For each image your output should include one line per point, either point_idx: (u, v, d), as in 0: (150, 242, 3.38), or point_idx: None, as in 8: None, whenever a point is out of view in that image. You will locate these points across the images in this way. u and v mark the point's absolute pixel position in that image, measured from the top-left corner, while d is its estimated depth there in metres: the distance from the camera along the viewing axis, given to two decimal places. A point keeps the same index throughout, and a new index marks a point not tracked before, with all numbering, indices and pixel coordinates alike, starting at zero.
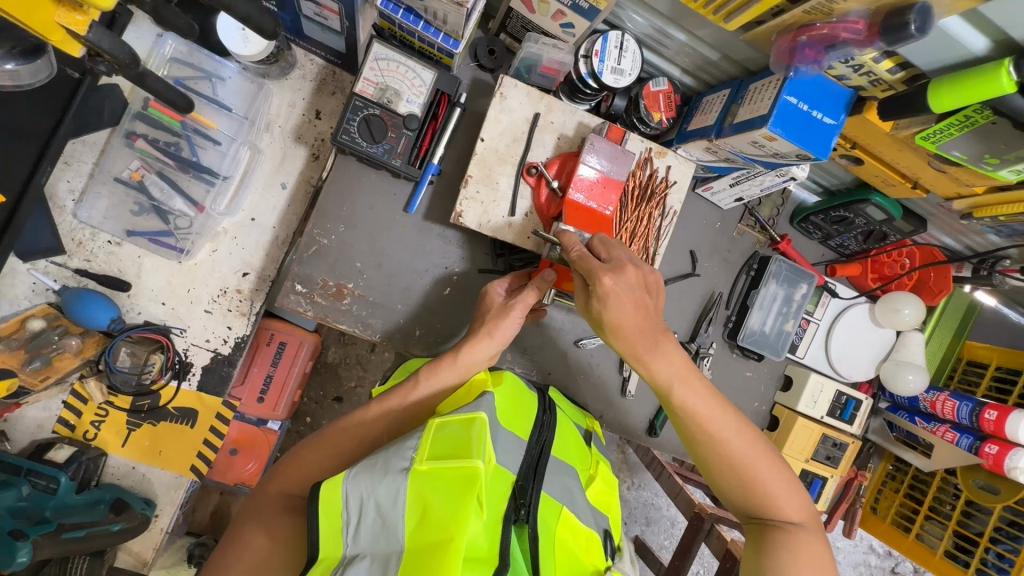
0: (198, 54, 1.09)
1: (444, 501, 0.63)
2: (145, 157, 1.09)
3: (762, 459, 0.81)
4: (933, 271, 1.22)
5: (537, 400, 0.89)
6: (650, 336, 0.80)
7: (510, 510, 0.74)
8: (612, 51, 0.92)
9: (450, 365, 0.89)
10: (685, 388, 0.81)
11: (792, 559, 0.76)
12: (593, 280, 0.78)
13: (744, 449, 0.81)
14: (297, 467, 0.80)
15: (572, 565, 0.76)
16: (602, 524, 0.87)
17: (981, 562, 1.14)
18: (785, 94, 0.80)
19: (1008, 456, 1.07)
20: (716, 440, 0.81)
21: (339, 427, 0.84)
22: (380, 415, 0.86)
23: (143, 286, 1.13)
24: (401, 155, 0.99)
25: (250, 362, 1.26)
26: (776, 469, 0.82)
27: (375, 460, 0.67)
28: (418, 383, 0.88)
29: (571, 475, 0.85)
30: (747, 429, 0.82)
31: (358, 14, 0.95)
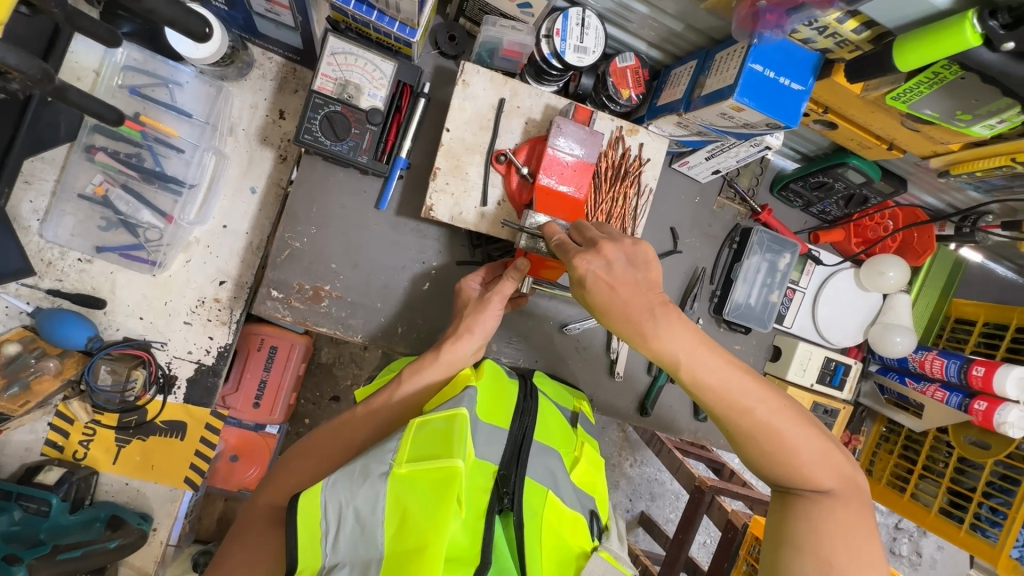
0: (152, 60, 1.05)
1: (424, 505, 0.63)
2: (108, 170, 1.06)
3: (785, 426, 0.76)
4: (917, 232, 1.21)
5: (516, 387, 0.89)
6: (644, 306, 0.75)
7: (493, 501, 0.75)
8: (574, 28, 0.89)
9: (435, 363, 0.87)
10: (695, 360, 0.75)
11: (813, 528, 0.72)
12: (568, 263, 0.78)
13: (766, 418, 0.75)
14: (285, 476, 0.79)
15: (561, 550, 0.77)
16: (588, 505, 0.87)
17: (974, 517, 1.15)
18: (751, 63, 0.78)
19: (997, 411, 1.07)
20: (736, 411, 0.75)
21: (324, 433, 0.83)
22: (366, 419, 0.83)
23: (119, 301, 1.11)
24: (367, 151, 0.96)
25: (242, 370, 1.25)
26: (803, 435, 0.76)
27: (353, 466, 0.66)
28: (402, 383, 0.86)
29: (555, 456, 0.85)
30: (769, 394, 0.76)
31: (310, 8, 0.92)
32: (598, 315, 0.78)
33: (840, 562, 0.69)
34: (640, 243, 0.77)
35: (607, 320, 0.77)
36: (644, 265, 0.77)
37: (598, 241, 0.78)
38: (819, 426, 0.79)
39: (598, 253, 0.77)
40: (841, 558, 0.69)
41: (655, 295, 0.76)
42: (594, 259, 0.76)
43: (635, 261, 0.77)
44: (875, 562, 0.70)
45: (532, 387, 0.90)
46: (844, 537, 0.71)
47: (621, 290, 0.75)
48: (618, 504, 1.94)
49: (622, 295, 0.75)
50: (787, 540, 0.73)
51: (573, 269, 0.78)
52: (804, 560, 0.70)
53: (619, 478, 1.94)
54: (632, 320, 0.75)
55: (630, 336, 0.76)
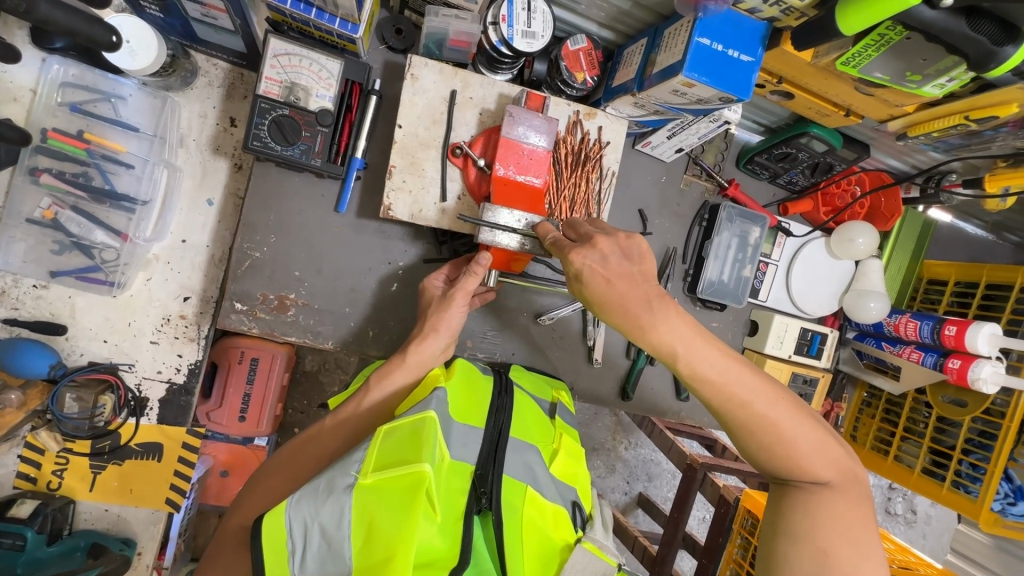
0: (91, 75, 1.01)
1: (391, 514, 0.62)
2: (55, 192, 1.00)
3: (784, 418, 0.71)
4: (884, 195, 1.21)
5: (491, 382, 0.88)
6: (641, 299, 0.72)
7: (471, 503, 0.75)
8: (520, 13, 0.86)
9: (401, 367, 0.86)
10: (694, 352, 0.70)
11: (809, 519, 0.69)
12: (565, 260, 0.76)
13: (765, 411, 0.71)
14: (257, 493, 0.78)
15: (544, 545, 0.76)
16: (569, 496, 0.86)
17: (955, 474, 1.16)
18: (697, 36, 0.76)
19: (971, 368, 1.08)
20: (735, 405, 0.71)
21: (295, 446, 0.82)
22: (334, 429, 0.82)
23: (80, 326, 1.09)
24: (320, 153, 0.94)
25: (225, 384, 1.21)
26: (804, 427, 0.72)
27: (318, 482, 0.65)
28: (370, 389, 0.85)
29: (533, 451, 0.84)
30: (766, 386, 0.72)
31: (247, 10, 0.89)
32: (595, 311, 0.75)
33: (837, 553, 0.67)
34: (635, 238, 0.76)
35: (603, 314, 0.74)
36: (641, 259, 0.75)
37: (593, 236, 0.77)
38: (817, 416, 0.75)
39: (593, 247, 0.76)
40: (839, 549, 0.67)
41: (651, 287, 0.73)
42: (592, 254, 0.74)
43: (630, 257, 0.75)
44: (873, 553, 0.68)
45: (507, 382, 0.89)
46: (841, 530, 0.68)
47: (618, 283, 0.73)
48: (615, 487, 1.95)
49: (619, 288, 0.73)
50: (782, 532, 0.71)
51: (569, 265, 0.76)
52: (800, 552, 0.68)
53: (614, 461, 1.95)
54: (629, 312, 0.72)
55: (627, 329, 0.73)
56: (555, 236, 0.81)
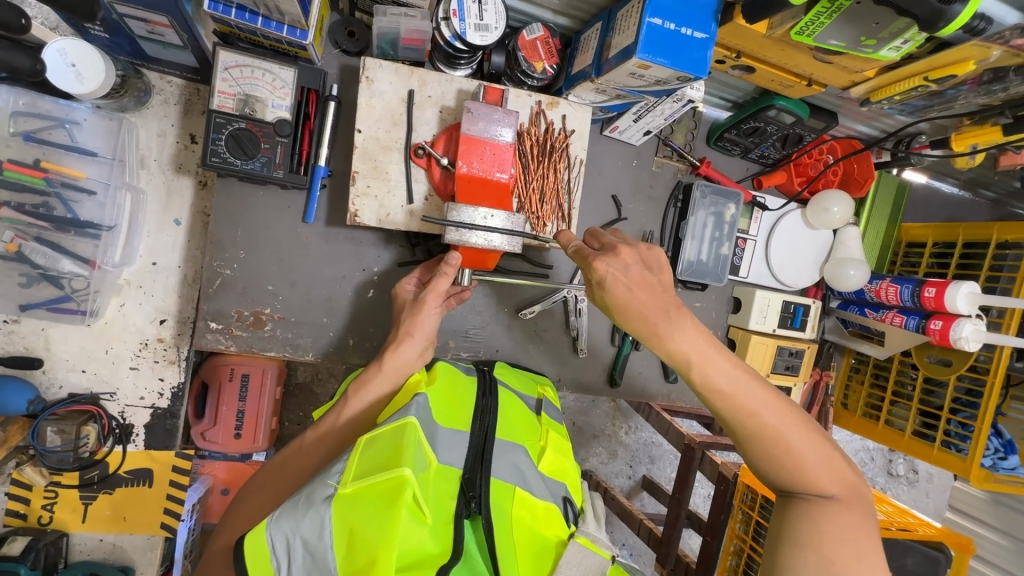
0: (41, 102, 0.97)
1: (372, 520, 0.62)
2: (16, 225, 0.97)
3: (792, 433, 0.72)
4: (856, 161, 1.20)
5: (474, 385, 0.88)
6: (660, 308, 0.75)
7: (460, 506, 0.74)
8: (471, 6, 0.85)
9: (379, 376, 0.86)
10: (706, 361, 0.74)
11: (815, 528, 0.68)
12: (589, 268, 0.77)
13: (773, 423, 0.72)
14: (240, 511, 0.79)
15: (535, 543, 0.76)
16: (559, 492, 0.86)
17: (945, 434, 1.16)
18: (648, 17, 0.75)
19: (952, 328, 1.08)
20: (747, 415, 0.73)
21: (279, 463, 0.82)
22: (315, 444, 0.82)
23: (56, 357, 1.08)
24: (282, 165, 0.92)
25: (217, 403, 1.18)
26: (808, 436, 0.73)
27: (297, 498, 0.64)
28: (349, 401, 0.85)
29: (520, 452, 0.84)
30: (776, 399, 0.74)
31: (193, 24, 0.87)
32: (615, 316, 0.78)
33: (842, 561, 0.66)
34: (655, 248, 0.79)
35: (623, 320, 0.77)
36: (659, 269, 0.78)
37: (615, 245, 0.78)
38: (822, 430, 0.75)
39: (616, 256, 0.77)
40: (847, 560, 0.66)
41: (671, 297, 0.76)
42: (614, 261, 0.76)
43: (649, 266, 0.78)
44: (876, 565, 0.67)
45: (491, 382, 0.89)
46: (847, 538, 0.67)
47: (638, 292, 0.75)
48: (619, 472, 1.96)
49: (640, 297, 0.75)
50: (788, 538, 0.70)
51: (591, 271, 0.77)
52: (805, 558, 0.67)
53: (615, 446, 1.95)
54: (648, 321, 0.75)
55: (644, 336, 0.76)
56: (578, 243, 0.81)
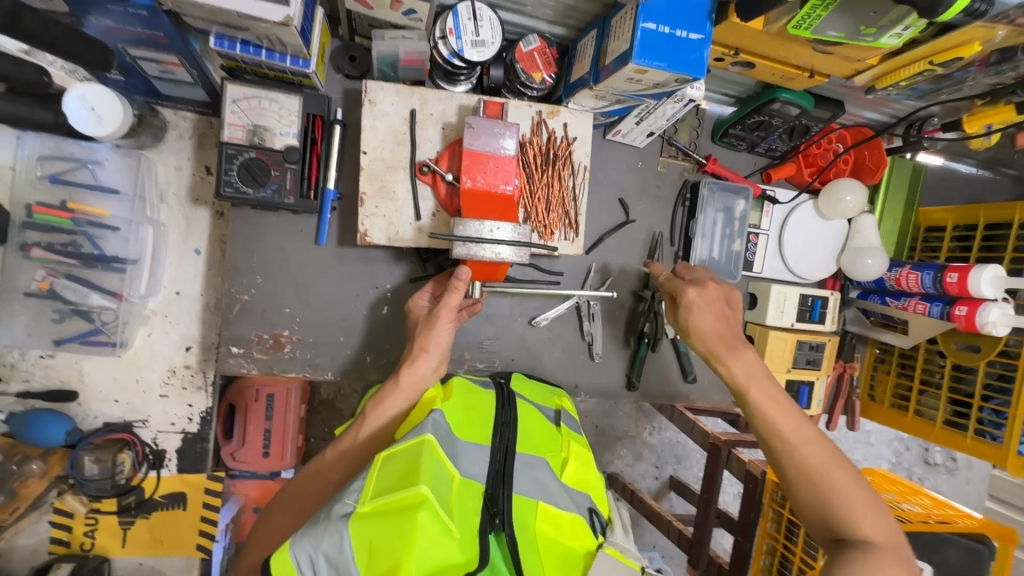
0: (64, 144, 1.02)
1: (394, 536, 0.63)
2: (48, 263, 1.02)
3: (831, 474, 0.81)
4: (867, 149, 1.18)
5: (492, 400, 0.88)
6: (725, 343, 0.92)
7: (484, 522, 0.75)
8: (467, 24, 0.87)
9: (395, 394, 0.87)
10: (759, 391, 0.89)
11: (858, 563, 0.72)
12: (679, 292, 0.97)
13: (811, 460, 0.82)
14: (268, 531, 0.81)
15: (561, 554, 0.77)
16: (584, 504, 0.85)
17: (979, 423, 1.13)
18: (642, 22, 0.75)
19: (979, 313, 1.05)
20: (791, 439, 0.85)
21: (299, 483, 0.83)
22: (335, 463, 0.83)
23: (89, 389, 1.12)
24: (292, 191, 0.95)
25: (245, 424, 1.21)
26: (849, 479, 0.81)
27: (318, 518, 0.65)
28: (366, 419, 0.86)
29: (541, 466, 0.84)
30: (817, 441, 0.84)
31: (202, 60, 0.90)
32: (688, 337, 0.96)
33: None
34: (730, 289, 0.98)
35: (699, 342, 0.94)
36: (737, 309, 0.97)
37: (701, 280, 0.98)
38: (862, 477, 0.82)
39: (704, 288, 0.96)
40: None
41: (738, 336, 0.93)
42: (700, 290, 0.95)
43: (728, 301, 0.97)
44: None
45: (510, 395, 0.89)
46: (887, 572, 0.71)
47: (711, 325, 0.93)
48: (645, 473, 1.95)
49: (712, 325, 0.94)
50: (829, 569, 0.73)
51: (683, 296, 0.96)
52: None
53: (641, 447, 1.94)
54: (711, 347, 0.93)
55: (707, 357, 0.94)
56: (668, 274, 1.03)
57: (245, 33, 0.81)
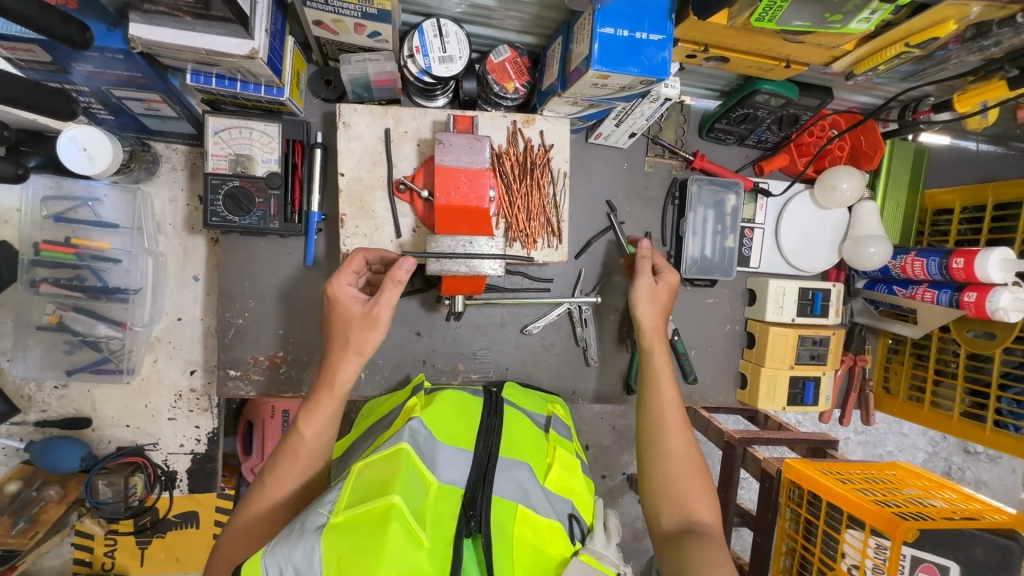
0: (65, 184, 1.06)
1: (363, 547, 0.63)
2: (57, 298, 1.07)
3: (687, 474, 0.88)
4: (863, 133, 1.13)
5: (479, 414, 0.90)
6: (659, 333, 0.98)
7: (461, 524, 0.74)
8: (433, 41, 0.87)
9: (327, 392, 0.81)
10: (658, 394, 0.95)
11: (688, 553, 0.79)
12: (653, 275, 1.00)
13: (677, 462, 0.89)
14: (225, 571, 0.72)
15: (539, 560, 0.76)
16: (565, 510, 0.85)
17: (997, 413, 1.07)
18: (600, 28, 0.75)
19: (988, 299, 1.00)
20: (667, 435, 0.91)
21: (250, 505, 0.77)
22: (280, 480, 0.78)
23: (102, 416, 1.17)
24: (276, 216, 0.97)
25: (262, 439, 1.23)
26: (697, 480, 0.88)
27: (291, 529, 0.66)
28: (304, 427, 0.80)
29: (522, 468, 0.84)
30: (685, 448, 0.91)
31: (183, 96, 0.93)
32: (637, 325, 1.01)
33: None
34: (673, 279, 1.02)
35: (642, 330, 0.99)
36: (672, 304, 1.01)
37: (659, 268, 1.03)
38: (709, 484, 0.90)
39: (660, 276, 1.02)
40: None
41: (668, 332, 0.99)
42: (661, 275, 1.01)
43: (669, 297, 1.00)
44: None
45: (498, 402, 0.92)
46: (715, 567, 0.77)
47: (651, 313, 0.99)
48: None
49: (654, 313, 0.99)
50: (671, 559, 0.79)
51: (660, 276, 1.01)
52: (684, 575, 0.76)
53: None
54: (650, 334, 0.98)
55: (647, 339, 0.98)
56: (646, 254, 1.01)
57: (217, 68, 0.84)
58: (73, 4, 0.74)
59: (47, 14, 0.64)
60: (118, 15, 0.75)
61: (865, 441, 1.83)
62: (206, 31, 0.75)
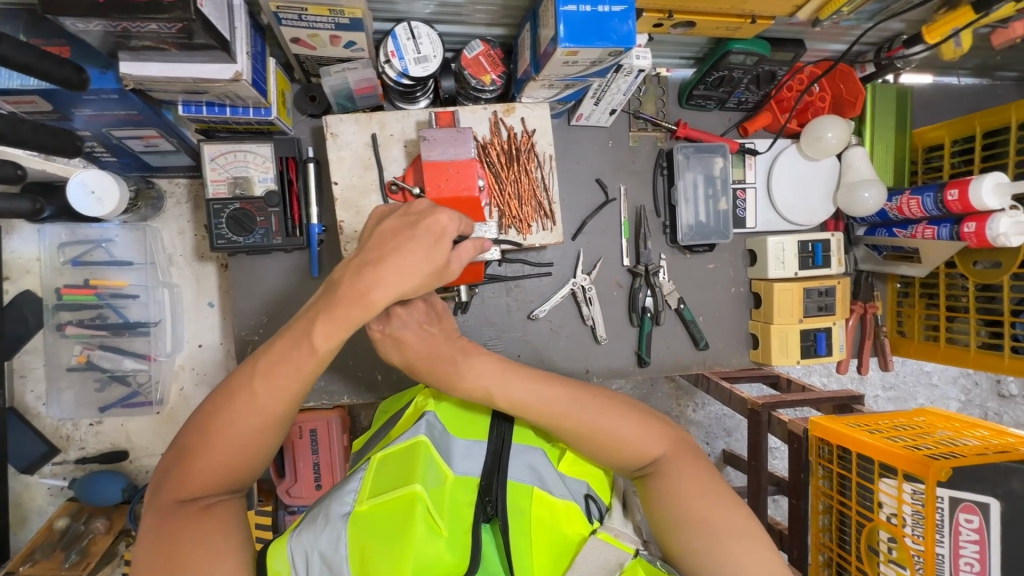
0: (79, 229, 1.12)
1: (384, 539, 0.69)
2: (82, 338, 1.13)
3: (608, 424, 0.81)
4: (842, 82, 1.13)
5: (486, 407, 0.88)
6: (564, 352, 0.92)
7: (477, 513, 0.76)
8: (407, 43, 0.90)
9: (361, 308, 0.68)
10: (506, 385, 0.82)
11: (671, 498, 0.78)
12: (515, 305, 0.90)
13: (581, 422, 0.81)
14: (200, 473, 0.67)
15: (556, 541, 0.76)
16: (582, 490, 0.83)
17: (1013, 339, 1.07)
18: (562, 7, 0.77)
19: (988, 227, 1.00)
20: (565, 416, 0.81)
21: (229, 412, 0.68)
22: (273, 390, 0.69)
23: (138, 446, 1.22)
24: (279, 232, 1.01)
25: (294, 459, 1.28)
26: (614, 416, 0.82)
27: (317, 515, 0.72)
28: (311, 335, 0.69)
29: (536, 453, 0.84)
30: (579, 396, 0.83)
31: (178, 128, 0.97)
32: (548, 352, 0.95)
33: (706, 509, 0.76)
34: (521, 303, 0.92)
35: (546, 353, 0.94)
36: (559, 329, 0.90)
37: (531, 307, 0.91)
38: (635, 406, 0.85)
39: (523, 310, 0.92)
40: (709, 501, 0.77)
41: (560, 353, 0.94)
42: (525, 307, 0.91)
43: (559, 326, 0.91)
44: (710, 490, 0.78)
45: None
46: (694, 481, 0.79)
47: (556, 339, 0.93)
48: None
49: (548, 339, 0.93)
50: (666, 519, 0.78)
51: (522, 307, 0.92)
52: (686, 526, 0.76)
53: (687, 426, 1.86)
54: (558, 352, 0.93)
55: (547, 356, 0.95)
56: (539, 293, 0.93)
57: (206, 96, 0.88)
58: (66, 52, 0.80)
59: (43, 59, 0.69)
60: (109, 57, 0.79)
61: (895, 395, 1.81)
62: (191, 60, 0.79)
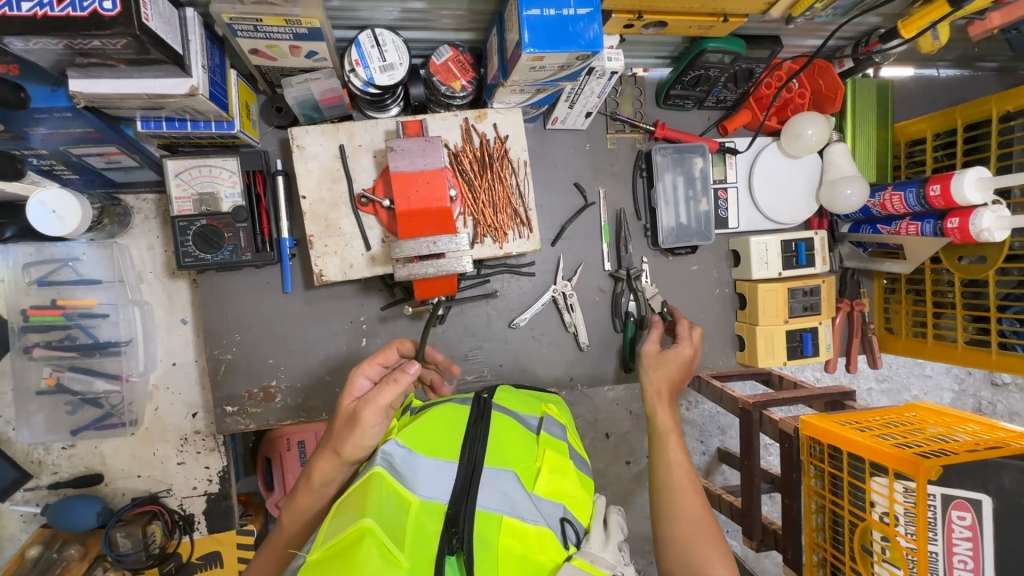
0: (45, 248, 1.09)
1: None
2: (51, 360, 1.08)
3: (697, 519, 0.81)
4: (820, 78, 1.12)
5: (458, 429, 0.86)
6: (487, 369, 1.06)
7: (442, 544, 0.74)
8: (371, 51, 0.87)
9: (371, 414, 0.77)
10: (664, 449, 0.91)
11: None
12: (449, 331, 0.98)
13: (683, 502, 0.83)
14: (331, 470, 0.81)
15: (525, 569, 0.75)
16: (556, 514, 0.82)
17: (1000, 336, 1.05)
18: (525, 11, 0.75)
19: (971, 222, 0.98)
20: (676, 488, 0.85)
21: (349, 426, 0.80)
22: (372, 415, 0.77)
23: (112, 469, 1.19)
24: (248, 248, 0.98)
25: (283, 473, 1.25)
26: (708, 527, 0.81)
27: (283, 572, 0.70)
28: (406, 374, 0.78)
29: (507, 476, 0.82)
30: (696, 492, 0.84)
31: (140, 144, 0.95)
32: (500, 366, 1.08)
33: None
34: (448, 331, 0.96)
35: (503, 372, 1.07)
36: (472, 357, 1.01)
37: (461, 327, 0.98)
38: None
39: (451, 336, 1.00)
40: None
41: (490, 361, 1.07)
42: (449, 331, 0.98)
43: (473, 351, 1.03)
44: None
45: (483, 406, 0.89)
46: None
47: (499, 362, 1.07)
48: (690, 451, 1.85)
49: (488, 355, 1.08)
50: None
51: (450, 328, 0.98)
52: None
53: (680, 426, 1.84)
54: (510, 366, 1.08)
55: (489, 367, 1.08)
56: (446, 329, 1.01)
57: (164, 111, 0.85)
58: (14, 70, 0.75)
59: None
60: (59, 75, 0.77)
61: (889, 389, 1.79)
62: (143, 76, 0.76)
